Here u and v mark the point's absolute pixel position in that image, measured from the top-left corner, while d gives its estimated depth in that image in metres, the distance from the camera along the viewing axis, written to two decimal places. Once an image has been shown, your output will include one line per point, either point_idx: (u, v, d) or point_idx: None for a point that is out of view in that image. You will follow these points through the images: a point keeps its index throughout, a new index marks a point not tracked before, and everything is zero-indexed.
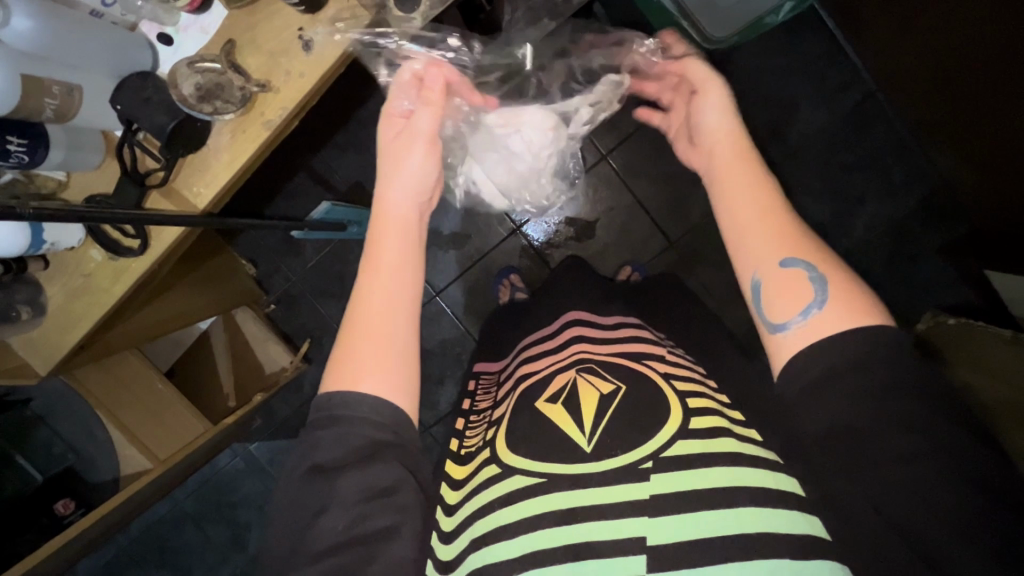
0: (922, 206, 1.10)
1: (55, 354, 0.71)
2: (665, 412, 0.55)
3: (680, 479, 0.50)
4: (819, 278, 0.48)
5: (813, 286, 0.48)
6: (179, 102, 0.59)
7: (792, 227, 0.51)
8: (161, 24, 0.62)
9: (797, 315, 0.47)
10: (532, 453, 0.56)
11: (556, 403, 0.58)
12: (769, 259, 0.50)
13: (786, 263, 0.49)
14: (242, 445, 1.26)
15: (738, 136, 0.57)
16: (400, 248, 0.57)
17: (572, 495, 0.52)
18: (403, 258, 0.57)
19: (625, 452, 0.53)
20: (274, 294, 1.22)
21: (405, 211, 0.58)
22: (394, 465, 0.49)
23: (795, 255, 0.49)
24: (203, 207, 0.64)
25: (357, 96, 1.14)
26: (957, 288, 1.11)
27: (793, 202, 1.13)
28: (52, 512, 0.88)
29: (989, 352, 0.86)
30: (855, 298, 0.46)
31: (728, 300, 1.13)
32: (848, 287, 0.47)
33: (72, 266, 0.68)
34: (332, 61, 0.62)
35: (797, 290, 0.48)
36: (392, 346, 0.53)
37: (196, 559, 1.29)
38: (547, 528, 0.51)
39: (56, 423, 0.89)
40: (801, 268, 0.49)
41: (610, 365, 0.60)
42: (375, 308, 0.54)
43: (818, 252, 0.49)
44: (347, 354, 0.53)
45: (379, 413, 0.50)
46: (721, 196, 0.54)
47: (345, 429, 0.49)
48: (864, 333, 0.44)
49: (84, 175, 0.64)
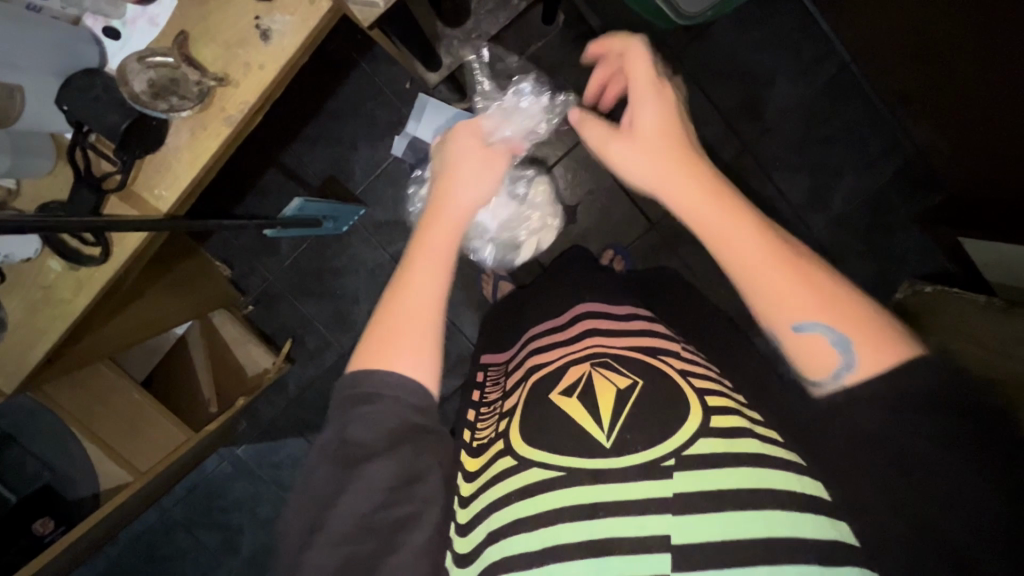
0: (898, 176, 1.12)
1: (19, 370, 0.68)
2: (684, 407, 0.54)
3: (704, 475, 0.49)
4: (841, 339, 0.47)
5: (836, 347, 0.47)
6: (131, 100, 0.57)
7: (803, 259, 0.49)
8: (107, 17, 0.59)
9: (830, 377, 0.48)
10: (547, 444, 0.54)
11: (571, 396, 0.57)
12: (785, 321, 0.49)
13: (804, 326, 0.48)
14: (229, 449, 1.23)
15: (670, 131, 0.54)
16: (436, 251, 0.58)
17: (590, 490, 0.51)
18: (437, 265, 0.58)
19: (647, 446, 0.52)
20: (251, 296, 1.19)
21: (457, 219, 0.60)
22: (422, 452, 0.52)
23: (814, 317, 0.48)
24: (165, 210, 0.61)
25: (324, 86, 1.10)
26: (933, 256, 1.13)
27: (772, 178, 1.13)
28: (31, 533, 0.83)
29: (956, 313, 0.89)
30: (881, 338, 0.47)
31: (712, 278, 1.13)
32: (873, 330, 0.47)
33: (33, 278, 0.65)
34: (293, 52, 0.59)
35: (823, 356, 0.48)
36: (428, 333, 0.55)
37: (190, 565, 1.27)
38: (564, 523, 0.50)
39: (28, 442, 0.86)
40: (822, 332, 0.47)
41: (625, 359, 0.59)
42: (405, 314, 0.56)
43: (828, 297, 0.48)
44: (374, 341, 0.55)
45: (416, 397, 0.53)
46: (715, 245, 0.50)
47: (379, 410, 0.52)
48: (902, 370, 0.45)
49: (35, 183, 0.61)
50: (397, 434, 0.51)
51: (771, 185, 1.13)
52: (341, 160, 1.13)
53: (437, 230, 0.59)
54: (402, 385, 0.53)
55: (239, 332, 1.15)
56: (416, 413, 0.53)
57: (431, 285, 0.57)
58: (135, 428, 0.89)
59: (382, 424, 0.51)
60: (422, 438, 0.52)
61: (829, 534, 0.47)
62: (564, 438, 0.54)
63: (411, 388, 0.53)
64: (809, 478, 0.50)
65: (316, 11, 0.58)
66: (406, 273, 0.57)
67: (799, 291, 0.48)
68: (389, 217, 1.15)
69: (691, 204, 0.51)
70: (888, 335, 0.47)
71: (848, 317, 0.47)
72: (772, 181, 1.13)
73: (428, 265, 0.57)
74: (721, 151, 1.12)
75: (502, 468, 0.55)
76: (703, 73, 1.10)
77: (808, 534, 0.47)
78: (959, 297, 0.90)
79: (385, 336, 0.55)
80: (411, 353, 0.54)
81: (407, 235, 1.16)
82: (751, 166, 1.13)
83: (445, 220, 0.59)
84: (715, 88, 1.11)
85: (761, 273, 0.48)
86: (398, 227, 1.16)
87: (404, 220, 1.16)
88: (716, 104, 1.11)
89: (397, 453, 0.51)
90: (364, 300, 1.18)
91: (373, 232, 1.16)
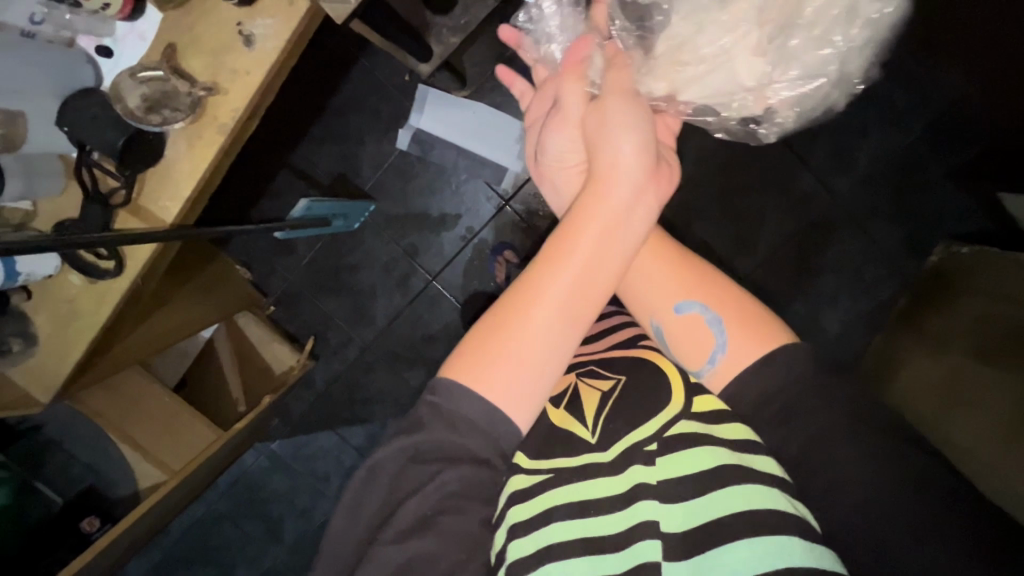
0: (928, 131, 1.05)
1: (53, 381, 0.71)
2: (665, 388, 0.54)
3: (686, 458, 0.50)
4: (713, 321, 0.54)
5: (710, 327, 0.54)
6: (127, 117, 0.58)
7: (691, 268, 0.56)
8: (98, 36, 0.60)
9: (707, 361, 0.53)
10: (539, 453, 0.54)
11: (558, 407, 0.57)
12: (666, 311, 0.55)
13: (681, 309, 0.54)
14: (264, 444, 1.28)
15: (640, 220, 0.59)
16: (582, 270, 0.47)
17: (580, 487, 0.51)
18: (584, 276, 0.47)
19: (631, 429, 0.53)
20: (273, 296, 1.22)
21: (613, 228, 0.47)
22: (482, 477, 0.46)
23: (689, 301, 0.55)
24: (171, 220, 0.63)
25: (328, 83, 1.11)
26: (969, 215, 1.07)
27: (796, 142, 1.07)
28: (79, 531, 0.87)
29: (992, 275, 0.83)
30: (760, 323, 0.53)
31: (729, 252, 1.10)
32: (750, 315, 0.53)
33: (55, 294, 0.68)
34: (276, 54, 0.59)
35: (697, 338, 0.54)
36: (534, 367, 0.47)
37: (236, 557, 1.32)
38: (557, 522, 0.49)
39: (72, 447, 0.90)
40: (697, 314, 0.54)
41: (608, 362, 0.59)
42: (531, 334, 0.46)
43: (708, 299, 0.55)
44: (483, 350, 0.47)
45: (502, 437, 0.47)
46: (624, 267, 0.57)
47: (465, 442, 0.46)
48: (784, 351, 0.51)
49: (50, 202, 0.63)
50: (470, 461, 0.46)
51: (792, 153, 1.07)
52: (349, 158, 1.14)
53: (591, 228, 0.47)
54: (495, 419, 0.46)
55: (263, 332, 1.19)
56: (496, 453, 0.47)
57: (559, 317, 0.47)
58: (166, 428, 0.93)
59: (464, 454, 0.46)
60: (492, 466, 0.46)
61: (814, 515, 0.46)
62: (557, 444, 0.55)
63: (503, 428, 0.47)
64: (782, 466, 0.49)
65: (295, 12, 0.58)
66: (548, 268, 0.47)
67: (677, 284, 0.55)
68: (400, 210, 1.16)
69: None
70: (772, 331, 0.53)
71: (730, 315, 0.53)
72: (792, 148, 1.07)
73: (580, 262, 0.47)
74: None
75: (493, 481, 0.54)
76: None
77: (796, 512, 0.46)
78: (995, 258, 0.85)
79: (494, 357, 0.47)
80: (512, 384, 0.47)
81: (419, 227, 1.17)
82: None
83: (599, 228, 0.47)
84: None
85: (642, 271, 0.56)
86: (409, 220, 1.16)
87: (414, 212, 1.16)
88: None
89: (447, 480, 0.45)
90: (382, 295, 1.20)
91: (385, 227, 1.17)
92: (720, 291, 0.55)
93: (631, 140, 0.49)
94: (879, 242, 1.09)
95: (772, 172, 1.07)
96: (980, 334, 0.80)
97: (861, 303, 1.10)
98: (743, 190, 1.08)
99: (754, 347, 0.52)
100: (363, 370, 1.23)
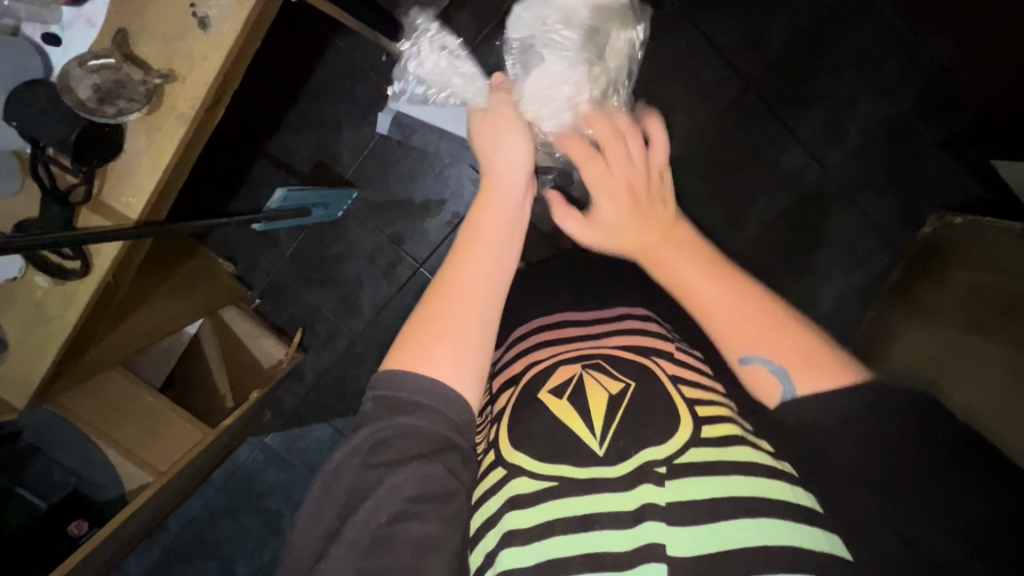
0: (920, 99, 1.03)
1: (27, 386, 0.69)
2: (674, 417, 0.53)
3: (699, 483, 0.48)
4: (780, 370, 0.49)
5: (777, 377, 0.50)
6: (77, 109, 0.56)
7: (756, 297, 0.51)
8: (45, 23, 0.57)
9: (779, 397, 0.50)
10: (539, 454, 0.53)
11: (561, 397, 0.55)
12: (735, 352, 0.51)
13: (748, 359, 0.51)
14: (258, 438, 1.27)
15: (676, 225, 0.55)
16: (482, 270, 0.52)
17: (584, 501, 0.50)
18: (496, 239, 0.54)
19: (641, 448, 0.52)
20: (258, 289, 1.19)
21: (501, 225, 0.55)
22: (441, 469, 0.47)
23: (759, 349, 0.50)
24: (135, 217, 0.59)
25: (301, 68, 1.07)
26: (963, 183, 1.05)
27: (785, 113, 1.04)
28: (67, 535, 0.86)
29: (986, 245, 0.82)
30: (830, 364, 0.48)
31: (720, 229, 1.08)
32: (830, 359, 0.48)
33: (22, 296, 0.65)
34: (232, 37, 0.56)
35: (765, 383, 0.50)
36: (467, 345, 0.50)
37: (236, 550, 1.31)
38: (560, 535, 0.48)
39: (55, 451, 0.89)
40: (763, 364, 0.50)
41: (620, 362, 0.57)
42: (451, 321, 0.50)
43: (782, 344, 0.50)
44: (415, 341, 0.50)
45: (458, 413, 0.49)
46: (677, 288, 0.54)
47: (420, 421, 0.48)
48: (861, 391, 0.47)
49: (2, 203, 0.60)
50: (435, 445, 0.47)
51: (781, 126, 1.04)
52: (328, 144, 1.10)
53: (487, 208, 0.55)
54: (447, 396, 0.48)
55: (248, 326, 1.16)
56: (456, 432, 0.48)
57: (476, 303, 0.51)
58: (152, 430, 0.93)
59: (422, 435, 0.47)
60: (456, 447, 0.48)
61: (836, 550, 0.46)
62: (559, 446, 0.53)
63: (456, 404, 0.49)
64: (802, 489, 0.49)
65: None
66: (457, 267, 0.53)
67: (744, 319, 0.51)
68: (383, 198, 1.13)
69: (649, 251, 0.55)
70: (840, 369, 0.48)
71: (793, 352, 0.49)
72: (782, 121, 1.04)
73: (479, 256, 0.53)
74: (723, 93, 1.04)
75: (492, 480, 0.54)
76: (698, 8, 1.01)
77: (810, 546, 0.45)
78: (991, 228, 0.83)
79: (419, 338, 0.50)
80: (445, 359, 0.49)
81: (403, 215, 1.14)
82: (758, 105, 1.04)
83: (493, 230, 0.54)
84: (711, 23, 1.01)
85: (689, 292, 0.53)
86: (393, 207, 1.14)
87: (398, 199, 1.13)
88: (713, 41, 1.02)
89: (416, 472, 0.46)
90: (367, 285, 1.18)
91: (369, 216, 1.14)
92: (801, 335, 0.50)
93: (513, 135, 0.57)
94: (871, 214, 1.07)
95: (762, 146, 1.05)
96: (972, 307, 0.79)
97: (854, 278, 1.08)
98: (732, 166, 1.06)
99: (820, 386, 0.48)
100: (352, 361, 1.22)
